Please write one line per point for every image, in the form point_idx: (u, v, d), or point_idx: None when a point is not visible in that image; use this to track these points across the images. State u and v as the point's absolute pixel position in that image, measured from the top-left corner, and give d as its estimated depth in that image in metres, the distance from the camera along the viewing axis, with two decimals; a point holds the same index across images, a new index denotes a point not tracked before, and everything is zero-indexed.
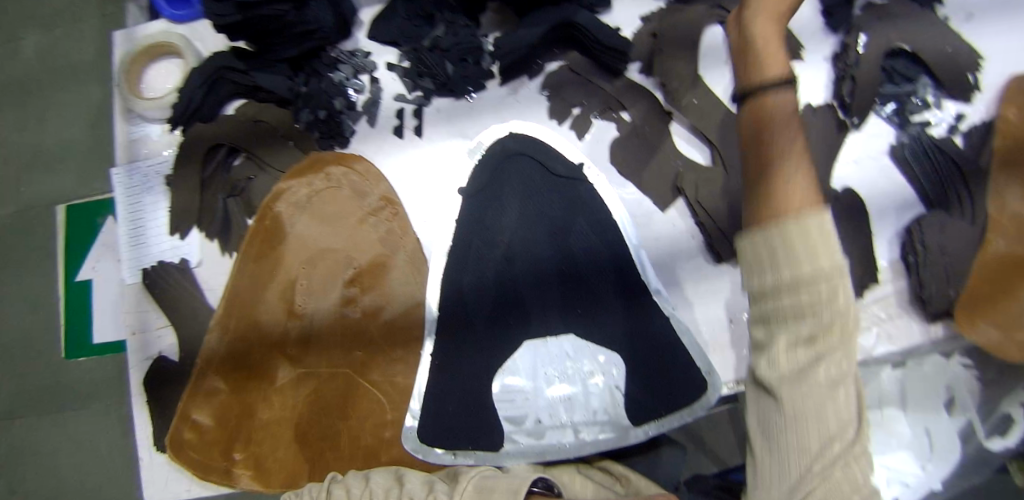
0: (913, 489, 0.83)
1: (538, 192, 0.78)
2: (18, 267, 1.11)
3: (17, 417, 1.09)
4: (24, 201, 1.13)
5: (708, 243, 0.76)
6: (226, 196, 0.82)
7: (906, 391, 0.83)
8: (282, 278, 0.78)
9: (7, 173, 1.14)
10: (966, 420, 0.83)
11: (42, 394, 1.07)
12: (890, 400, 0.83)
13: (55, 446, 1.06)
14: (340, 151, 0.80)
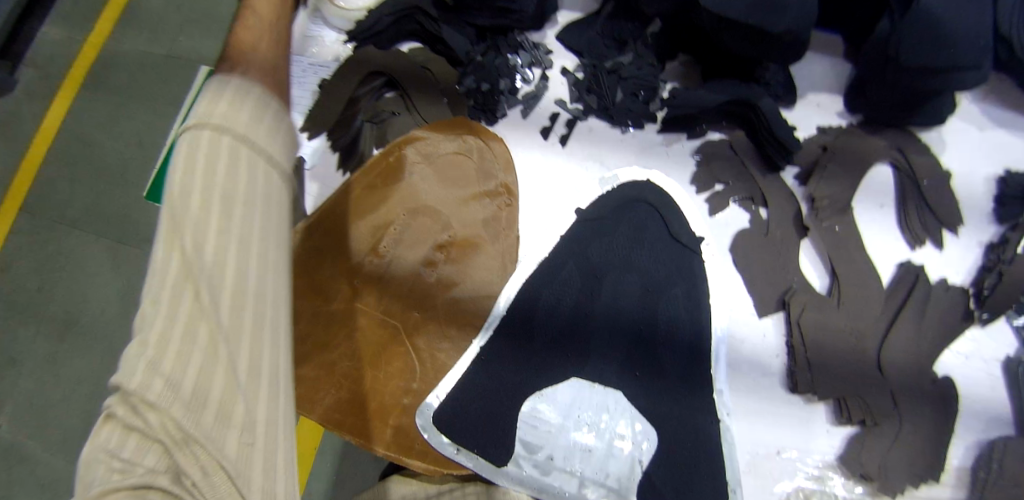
0: None
1: (648, 245, 0.77)
2: (141, 103, 1.13)
3: (64, 223, 1.09)
4: (175, 50, 1.14)
5: (790, 368, 0.75)
6: (365, 119, 0.85)
7: None
8: (380, 214, 0.78)
9: (171, 18, 1.16)
10: None
11: (98, 214, 1.09)
12: None
13: (89, 272, 1.06)
14: (483, 126, 0.82)
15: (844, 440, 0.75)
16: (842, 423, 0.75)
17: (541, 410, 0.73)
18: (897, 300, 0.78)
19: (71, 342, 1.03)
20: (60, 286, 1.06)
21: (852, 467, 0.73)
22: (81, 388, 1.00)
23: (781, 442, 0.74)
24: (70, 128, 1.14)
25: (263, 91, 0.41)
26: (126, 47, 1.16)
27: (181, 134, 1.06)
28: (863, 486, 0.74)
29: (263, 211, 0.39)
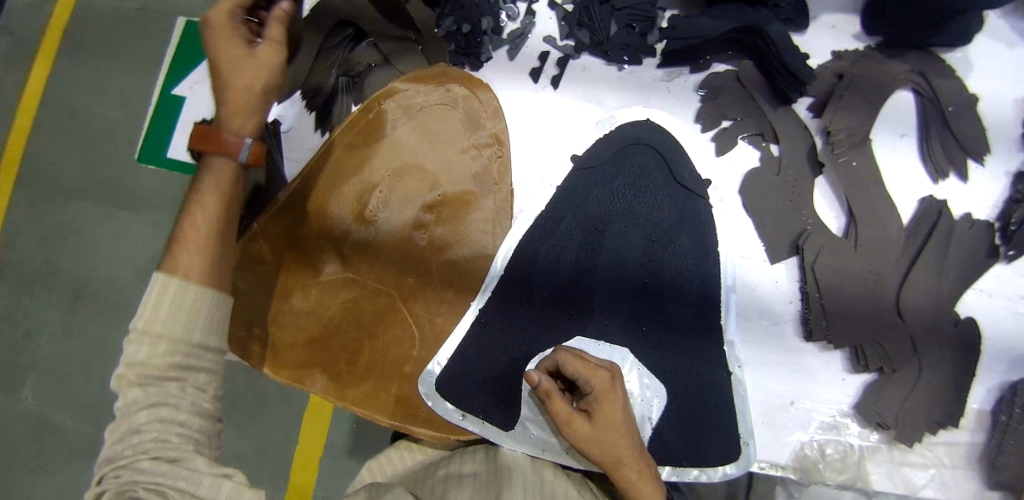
0: None
1: (653, 193, 0.72)
2: (113, 66, 1.06)
3: (49, 201, 1.06)
4: (148, 4, 1.05)
5: (804, 315, 0.71)
6: (339, 72, 0.78)
7: None
8: (364, 176, 0.73)
9: None
10: None
11: (81, 190, 1.05)
12: None
13: (87, 244, 1.04)
14: (468, 73, 0.75)
15: (863, 387, 0.72)
16: (860, 371, 0.72)
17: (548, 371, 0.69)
18: (918, 237, 0.73)
19: (80, 316, 1.03)
20: (61, 258, 1.05)
21: (868, 418, 0.71)
22: (99, 357, 1.02)
23: (796, 393, 0.71)
24: (49, 93, 1.08)
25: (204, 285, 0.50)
26: (95, 3, 1.07)
27: (164, 90, 0.93)
28: (878, 435, 0.73)
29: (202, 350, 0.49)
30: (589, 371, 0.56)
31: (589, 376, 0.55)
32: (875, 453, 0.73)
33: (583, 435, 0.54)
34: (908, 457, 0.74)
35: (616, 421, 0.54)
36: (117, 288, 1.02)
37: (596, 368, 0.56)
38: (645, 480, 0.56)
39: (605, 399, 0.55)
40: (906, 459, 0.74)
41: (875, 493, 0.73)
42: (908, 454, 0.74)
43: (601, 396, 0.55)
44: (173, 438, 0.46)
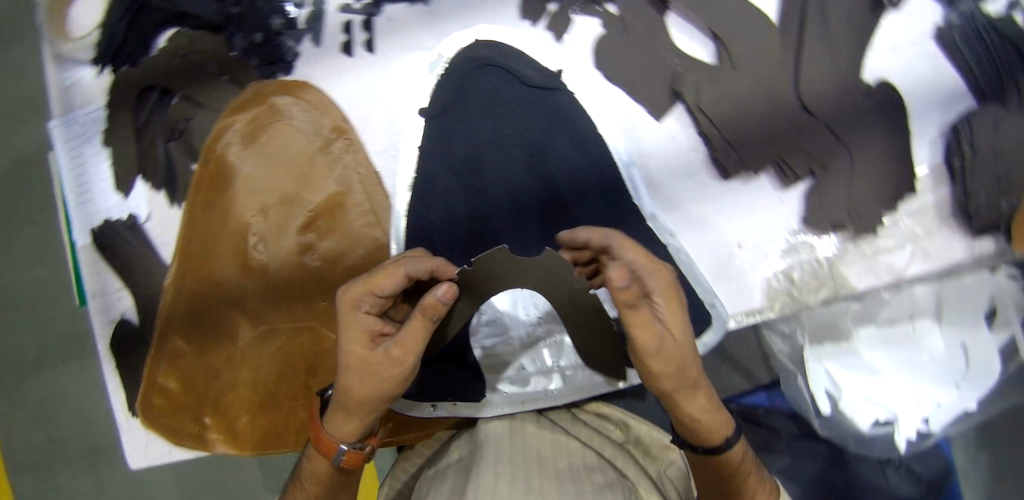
0: (944, 409, 0.80)
1: (510, 108, 0.66)
2: None
3: None
4: None
5: (713, 155, 0.66)
6: (166, 140, 0.74)
7: (942, 301, 0.78)
8: (233, 226, 0.70)
9: None
10: (1009, 337, 0.78)
11: None
12: (923, 313, 0.79)
13: None
14: (283, 79, 0.70)
15: (804, 197, 0.68)
16: (793, 184, 0.68)
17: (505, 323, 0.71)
18: (793, 39, 0.66)
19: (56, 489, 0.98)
20: None
21: (820, 224, 0.68)
22: None
23: (740, 235, 0.68)
24: None
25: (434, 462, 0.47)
26: None
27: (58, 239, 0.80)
28: (838, 236, 0.69)
29: None
30: (648, 263, 0.51)
31: (649, 266, 0.50)
32: (844, 257, 0.69)
33: (654, 354, 0.48)
34: (880, 245, 0.69)
35: (677, 330, 0.49)
36: (71, 444, 0.94)
37: (653, 260, 0.51)
38: (710, 407, 0.52)
39: (671, 299, 0.50)
40: (878, 247, 0.69)
41: (861, 291, 0.70)
42: (879, 242, 0.69)
43: (665, 297, 0.50)
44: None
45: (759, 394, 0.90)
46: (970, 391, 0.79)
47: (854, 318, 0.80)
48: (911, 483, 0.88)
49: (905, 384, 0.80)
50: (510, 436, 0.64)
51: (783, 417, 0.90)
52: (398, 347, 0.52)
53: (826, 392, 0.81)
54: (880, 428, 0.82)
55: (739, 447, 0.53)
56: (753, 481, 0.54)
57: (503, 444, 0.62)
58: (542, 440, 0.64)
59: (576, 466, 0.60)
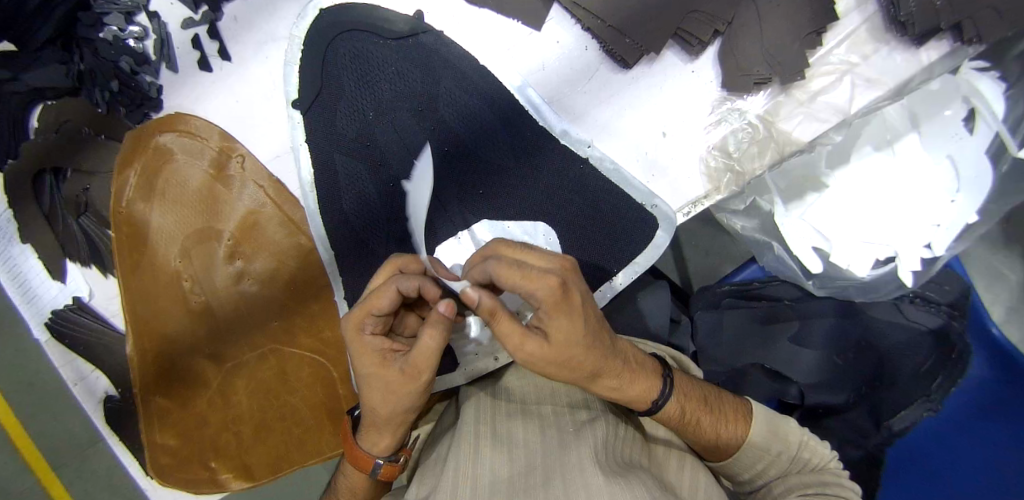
0: (947, 229, 0.74)
1: (384, 69, 0.63)
2: None
3: None
4: None
5: (606, 49, 0.61)
6: (75, 216, 0.73)
7: (914, 115, 0.73)
8: (165, 277, 0.69)
9: None
10: (995, 133, 0.71)
11: None
12: (899, 130, 0.74)
13: None
14: (155, 117, 0.68)
15: (716, 62, 0.63)
16: (700, 51, 0.62)
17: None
18: None
19: None
20: None
21: (742, 83, 0.61)
22: None
23: (662, 121, 0.63)
24: None
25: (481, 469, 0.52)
26: None
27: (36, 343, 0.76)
28: (767, 91, 0.63)
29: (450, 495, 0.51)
30: (530, 283, 0.40)
31: (532, 289, 0.40)
32: (779, 110, 0.64)
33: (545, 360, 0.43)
34: (815, 87, 0.64)
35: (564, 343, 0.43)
36: None
37: (539, 278, 0.40)
38: (640, 387, 0.51)
39: (557, 312, 0.42)
40: (814, 89, 0.64)
41: (809, 142, 0.63)
42: (811, 84, 0.64)
43: (549, 312, 0.41)
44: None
45: (750, 268, 0.82)
46: (968, 205, 0.73)
47: (827, 163, 0.76)
48: (939, 316, 0.77)
49: (897, 210, 0.75)
50: (494, 395, 0.64)
51: (779, 285, 0.81)
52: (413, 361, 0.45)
53: (812, 247, 0.76)
54: (881, 269, 0.78)
55: (674, 405, 0.54)
56: (709, 426, 0.56)
57: (487, 403, 0.62)
58: (528, 388, 0.64)
59: (560, 408, 0.60)
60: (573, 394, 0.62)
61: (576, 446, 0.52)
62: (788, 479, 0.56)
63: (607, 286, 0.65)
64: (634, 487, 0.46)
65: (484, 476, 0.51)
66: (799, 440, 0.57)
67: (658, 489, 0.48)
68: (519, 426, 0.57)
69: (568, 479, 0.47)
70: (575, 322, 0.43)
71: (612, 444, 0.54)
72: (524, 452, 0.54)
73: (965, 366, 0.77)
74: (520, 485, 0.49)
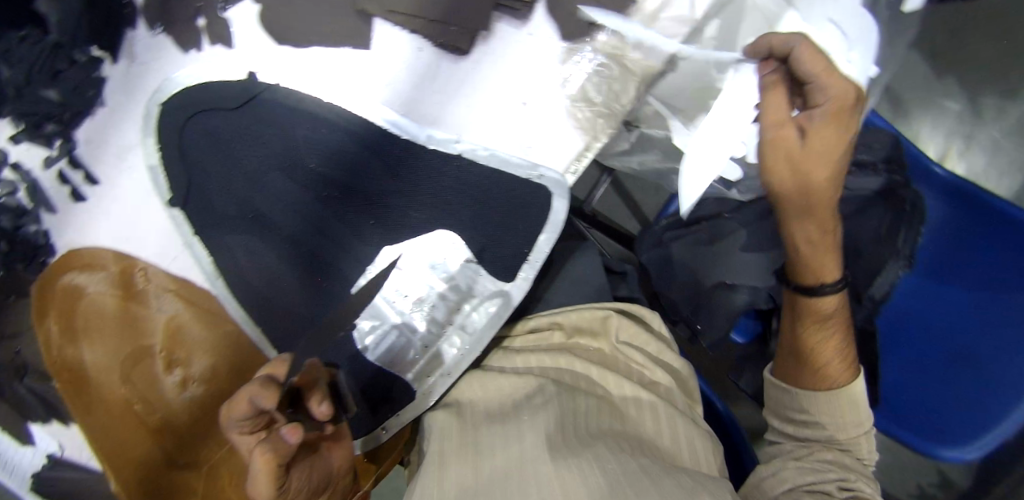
0: None
1: (242, 140, 0.64)
2: None
3: None
4: None
5: (438, 44, 0.61)
6: (19, 379, 0.74)
7: None
8: (120, 409, 0.69)
9: None
10: None
11: None
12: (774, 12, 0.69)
13: None
14: (51, 262, 0.67)
15: (549, 18, 0.62)
16: (528, 14, 0.62)
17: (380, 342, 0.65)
18: None
19: None
20: None
21: (578, 30, 0.62)
22: None
23: (518, 92, 0.62)
24: None
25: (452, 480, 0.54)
26: None
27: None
28: (608, 27, 0.62)
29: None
30: (828, 76, 0.55)
31: (830, 80, 0.55)
32: (626, 40, 0.62)
33: (797, 152, 0.58)
34: (653, 7, 0.63)
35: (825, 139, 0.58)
36: None
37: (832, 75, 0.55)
38: (823, 255, 0.68)
39: (840, 107, 0.57)
40: (651, 10, 0.63)
41: (664, 63, 0.63)
42: (646, 5, 0.63)
43: (830, 109, 0.57)
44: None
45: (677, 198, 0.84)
46: (862, 61, 0.69)
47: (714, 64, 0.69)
48: None
49: None
50: (457, 407, 0.65)
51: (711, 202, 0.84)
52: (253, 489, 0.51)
53: (730, 158, 0.70)
54: None
55: (832, 297, 0.70)
56: (821, 356, 0.71)
57: (450, 415, 0.63)
58: (488, 393, 0.65)
59: (517, 401, 0.62)
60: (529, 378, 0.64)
61: (531, 436, 0.54)
62: (824, 450, 0.68)
63: (528, 261, 0.63)
64: (582, 463, 0.50)
65: (450, 490, 0.53)
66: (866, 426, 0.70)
67: (612, 459, 0.51)
68: (482, 425, 0.60)
69: (523, 476, 0.51)
70: (834, 81, 0.56)
71: (567, 422, 0.56)
72: (486, 454, 0.56)
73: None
74: (484, 486, 0.52)
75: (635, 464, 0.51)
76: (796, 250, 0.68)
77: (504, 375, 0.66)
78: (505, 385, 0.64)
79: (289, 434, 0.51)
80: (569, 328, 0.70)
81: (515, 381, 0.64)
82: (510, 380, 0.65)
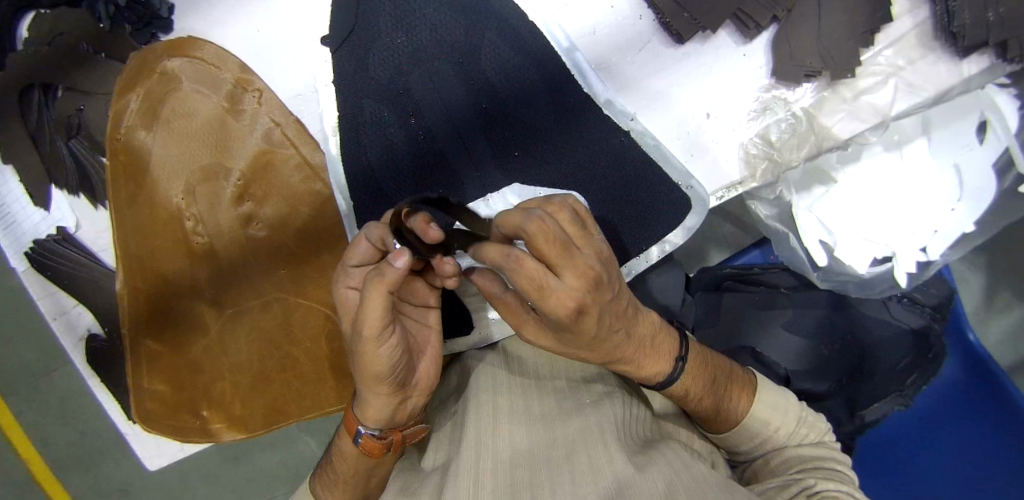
0: (943, 236, 0.74)
1: (424, 13, 0.59)
2: None
3: None
4: None
5: (661, 21, 0.60)
6: (66, 139, 0.67)
7: (929, 121, 0.72)
8: (166, 216, 0.65)
9: None
10: (1006, 146, 0.70)
11: None
12: (912, 136, 0.72)
13: None
14: (166, 40, 0.62)
15: (768, 48, 0.62)
16: (755, 35, 0.61)
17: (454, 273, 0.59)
18: None
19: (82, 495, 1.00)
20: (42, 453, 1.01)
21: (793, 73, 0.61)
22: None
23: (707, 102, 0.62)
24: None
25: (505, 437, 0.49)
26: None
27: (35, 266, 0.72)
28: (814, 84, 0.63)
29: (469, 455, 0.47)
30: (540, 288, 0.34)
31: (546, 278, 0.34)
32: (823, 105, 0.64)
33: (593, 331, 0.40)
34: (860, 85, 0.63)
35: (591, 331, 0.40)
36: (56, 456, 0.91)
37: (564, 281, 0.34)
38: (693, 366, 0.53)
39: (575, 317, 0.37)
40: (859, 88, 0.63)
41: (846, 140, 0.64)
42: (857, 82, 0.63)
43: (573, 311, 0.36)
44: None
45: (751, 254, 0.86)
46: (967, 213, 0.73)
47: (839, 159, 0.73)
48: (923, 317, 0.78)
49: (893, 215, 0.73)
50: (507, 365, 0.60)
51: (779, 273, 0.83)
52: (361, 325, 0.40)
53: (819, 240, 0.75)
54: (880, 266, 0.77)
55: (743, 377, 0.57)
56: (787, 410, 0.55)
57: (497, 372, 0.59)
58: (539, 364, 0.60)
59: (573, 382, 0.57)
60: (587, 368, 0.60)
61: (595, 418, 0.49)
62: None
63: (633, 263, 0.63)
64: (659, 458, 0.44)
65: (502, 450, 0.47)
66: (801, 412, 0.55)
67: (687, 462, 0.44)
68: (533, 394, 0.55)
69: (591, 453, 0.44)
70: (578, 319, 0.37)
71: (629, 419, 0.51)
72: (538, 419, 0.51)
73: (940, 367, 0.77)
74: (541, 456, 0.46)
75: (702, 467, 0.44)
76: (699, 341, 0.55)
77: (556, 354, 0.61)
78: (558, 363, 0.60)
79: (399, 258, 0.37)
80: None
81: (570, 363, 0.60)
82: (565, 360, 0.60)
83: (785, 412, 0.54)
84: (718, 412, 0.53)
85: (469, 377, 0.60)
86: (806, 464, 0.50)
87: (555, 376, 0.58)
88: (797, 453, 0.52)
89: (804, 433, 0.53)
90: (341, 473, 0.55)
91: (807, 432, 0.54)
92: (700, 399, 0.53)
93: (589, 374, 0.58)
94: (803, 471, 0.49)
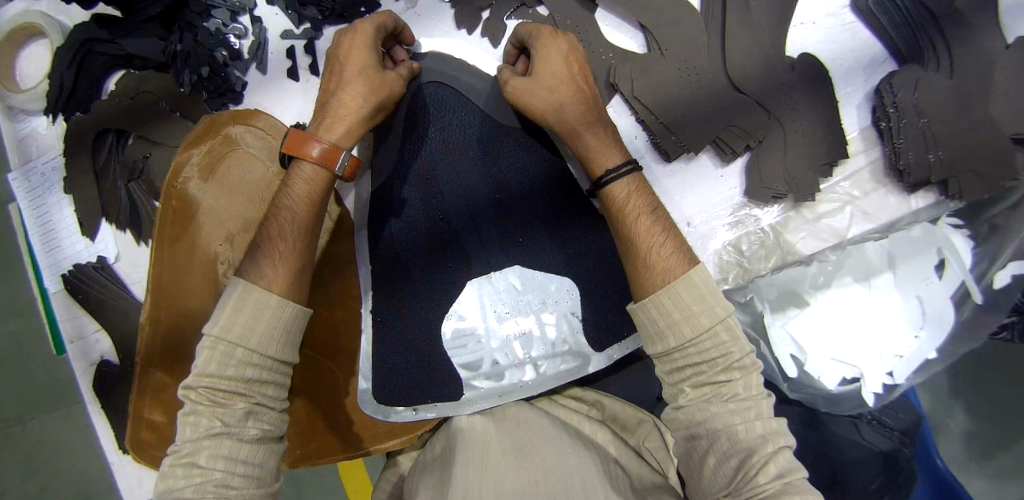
0: (906, 360, 0.73)
1: (463, 117, 0.70)
2: None
3: None
4: None
5: (653, 140, 0.73)
6: (126, 180, 0.76)
7: (894, 258, 0.73)
8: (202, 259, 0.72)
9: None
10: (960, 281, 0.71)
11: None
12: (877, 270, 0.73)
13: None
14: (233, 109, 0.73)
15: (742, 174, 0.74)
16: (731, 159, 0.73)
17: (453, 328, 0.70)
18: (716, 25, 0.72)
19: None
20: None
21: (761, 195, 0.72)
22: None
23: (687, 213, 0.75)
24: None
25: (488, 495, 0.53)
26: None
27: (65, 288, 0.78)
28: (779, 205, 0.74)
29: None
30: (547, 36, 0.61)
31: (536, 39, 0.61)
32: (787, 223, 0.75)
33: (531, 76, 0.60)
34: (821, 209, 0.75)
35: (553, 64, 0.59)
36: (42, 485, 0.94)
37: (558, 38, 0.60)
38: (637, 203, 0.57)
39: (544, 43, 0.60)
40: (819, 212, 0.75)
41: (808, 256, 0.74)
42: (818, 206, 0.75)
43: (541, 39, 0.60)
44: (234, 485, 0.45)
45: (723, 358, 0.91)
46: (930, 341, 0.72)
47: (812, 284, 0.73)
48: (891, 439, 0.82)
49: (857, 336, 0.73)
50: (491, 431, 0.64)
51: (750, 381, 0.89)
52: (344, 48, 0.59)
53: (791, 357, 0.73)
54: (847, 386, 0.74)
55: (669, 253, 0.54)
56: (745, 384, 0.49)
57: (481, 437, 0.63)
58: (522, 426, 0.65)
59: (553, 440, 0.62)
60: (565, 432, 0.64)
61: (578, 483, 0.54)
62: None
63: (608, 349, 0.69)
64: None
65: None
66: (723, 317, 0.49)
67: None
68: (514, 453, 0.59)
69: None
70: (560, 45, 0.60)
71: (614, 479, 0.55)
72: (523, 476, 0.56)
73: (908, 489, 0.81)
74: None
75: None
76: (634, 212, 0.57)
77: (539, 420, 0.66)
78: (538, 428, 0.64)
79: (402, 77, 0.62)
80: (607, 412, 0.69)
81: (547, 427, 0.64)
82: (550, 425, 0.65)
83: (707, 307, 0.50)
84: (649, 248, 0.54)
85: (454, 440, 0.64)
86: (761, 459, 0.45)
87: (535, 435, 0.63)
88: (745, 439, 0.46)
89: (730, 355, 0.49)
90: (275, 229, 0.56)
91: (735, 352, 0.49)
92: (660, 238, 0.55)
93: (567, 438, 0.62)
94: (764, 485, 0.44)
